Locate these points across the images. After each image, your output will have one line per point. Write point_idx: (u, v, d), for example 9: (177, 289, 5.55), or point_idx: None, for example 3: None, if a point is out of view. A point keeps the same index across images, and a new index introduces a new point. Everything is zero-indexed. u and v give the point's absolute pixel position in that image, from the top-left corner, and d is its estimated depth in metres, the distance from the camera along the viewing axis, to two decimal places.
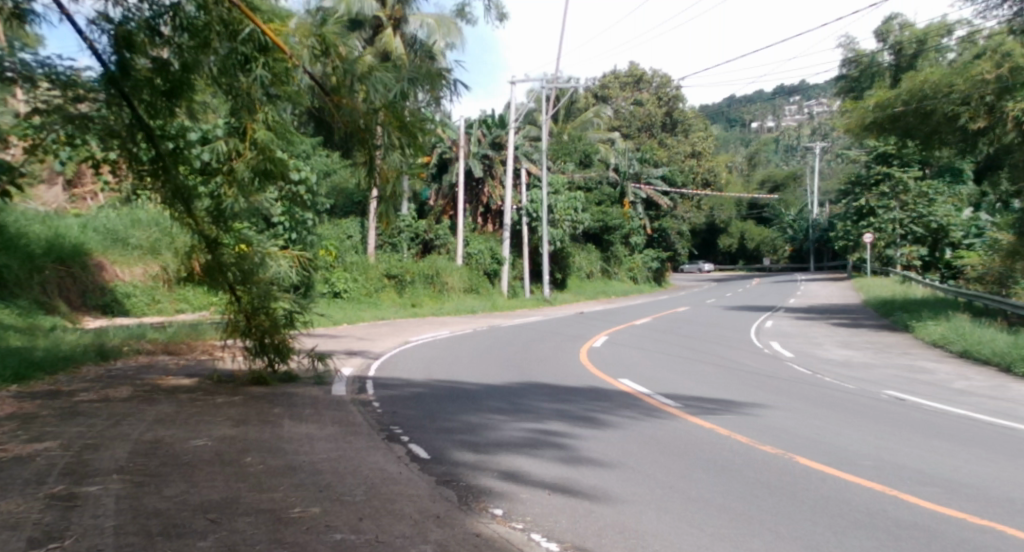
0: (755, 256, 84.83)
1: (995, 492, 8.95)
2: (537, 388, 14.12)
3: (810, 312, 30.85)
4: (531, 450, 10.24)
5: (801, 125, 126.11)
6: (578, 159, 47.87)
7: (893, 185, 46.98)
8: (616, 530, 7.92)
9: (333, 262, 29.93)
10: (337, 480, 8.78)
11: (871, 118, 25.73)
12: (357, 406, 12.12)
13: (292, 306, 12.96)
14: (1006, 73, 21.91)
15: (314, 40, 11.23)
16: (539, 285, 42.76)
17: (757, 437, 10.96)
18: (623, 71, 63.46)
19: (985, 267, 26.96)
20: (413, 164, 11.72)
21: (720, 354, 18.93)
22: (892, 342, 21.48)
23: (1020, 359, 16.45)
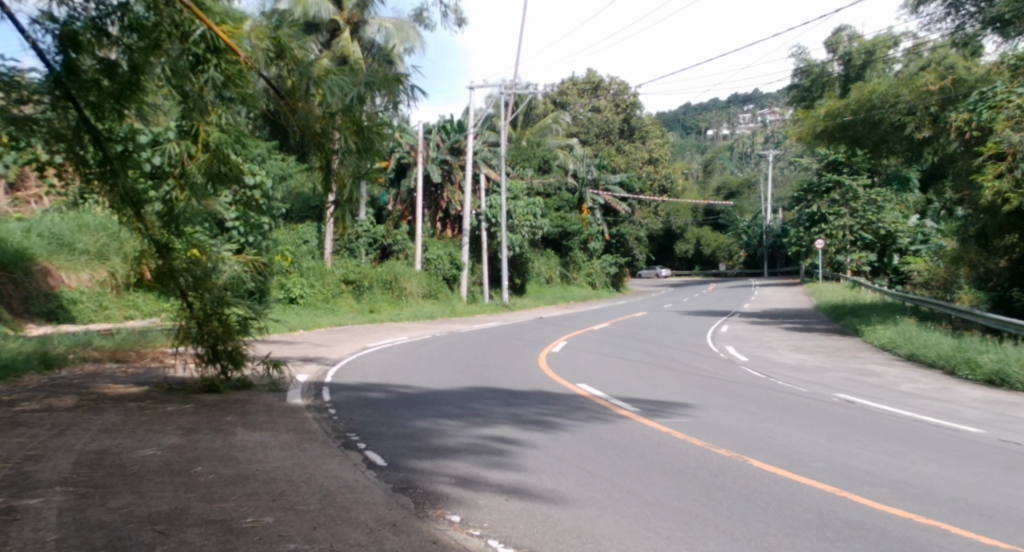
0: (711, 261, 85.72)
1: (942, 491, 9.06)
2: (492, 393, 14.04)
3: (764, 317, 31.10)
4: (485, 455, 10.17)
5: (755, 132, 127.71)
6: (537, 165, 47.88)
7: (843, 193, 47.21)
8: (572, 535, 7.85)
9: (289, 268, 29.62)
10: (291, 488, 8.64)
11: (822, 127, 26.04)
12: (312, 414, 11.95)
13: (246, 311, 12.79)
14: (949, 85, 22.45)
15: (269, 42, 11.15)
16: (498, 290, 42.67)
17: (712, 440, 10.97)
18: (581, 78, 63.85)
19: (932, 272, 27.45)
20: (370, 169, 11.47)
21: (675, 358, 19.00)
22: (842, 346, 21.71)
23: (962, 362, 16.74)
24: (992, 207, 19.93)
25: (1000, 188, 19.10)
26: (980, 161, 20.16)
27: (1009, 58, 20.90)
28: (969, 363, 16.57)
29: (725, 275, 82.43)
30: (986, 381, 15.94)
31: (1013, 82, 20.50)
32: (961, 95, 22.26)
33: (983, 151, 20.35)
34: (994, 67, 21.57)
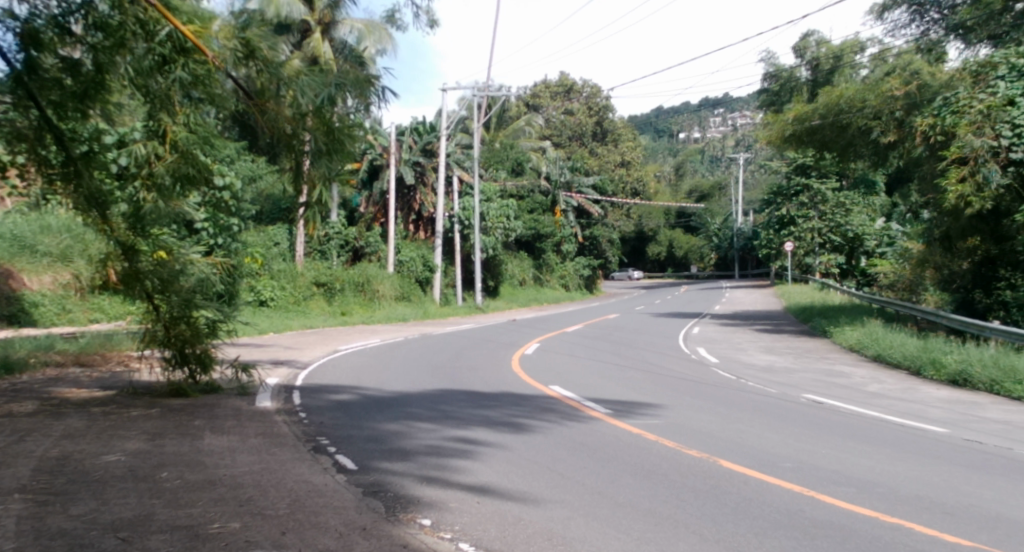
0: (683, 263, 86.17)
1: (907, 490, 9.10)
2: (463, 395, 13.96)
3: (734, 319, 31.21)
4: (455, 457, 10.11)
5: (726, 136, 128.60)
6: (510, 168, 47.91)
7: (812, 196, 47.79)
8: (543, 537, 7.81)
9: (259, 270, 29.43)
10: (260, 493, 8.54)
11: (791, 131, 26.17)
12: (282, 417, 11.82)
13: (215, 314, 12.58)
14: (914, 91, 22.59)
15: (236, 42, 11.02)
16: (471, 292, 42.61)
17: (682, 441, 10.97)
18: (554, 80, 63.94)
19: (899, 274, 27.76)
20: (341, 171, 11.44)
21: (647, 360, 19.02)
22: (810, 347, 21.83)
23: (928, 363, 16.88)
24: (956, 211, 20.14)
25: (963, 192, 19.33)
26: (943, 165, 20.32)
27: (970, 64, 21.14)
28: (934, 363, 16.71)
29: (696, 277, 82.85)
30: (950, 381, 16.09)
31: (975, 87, 20.69)
32: (926, 101, 22.48)
33: (946, 155, 20.52)
34: (956, 73, 21.79)
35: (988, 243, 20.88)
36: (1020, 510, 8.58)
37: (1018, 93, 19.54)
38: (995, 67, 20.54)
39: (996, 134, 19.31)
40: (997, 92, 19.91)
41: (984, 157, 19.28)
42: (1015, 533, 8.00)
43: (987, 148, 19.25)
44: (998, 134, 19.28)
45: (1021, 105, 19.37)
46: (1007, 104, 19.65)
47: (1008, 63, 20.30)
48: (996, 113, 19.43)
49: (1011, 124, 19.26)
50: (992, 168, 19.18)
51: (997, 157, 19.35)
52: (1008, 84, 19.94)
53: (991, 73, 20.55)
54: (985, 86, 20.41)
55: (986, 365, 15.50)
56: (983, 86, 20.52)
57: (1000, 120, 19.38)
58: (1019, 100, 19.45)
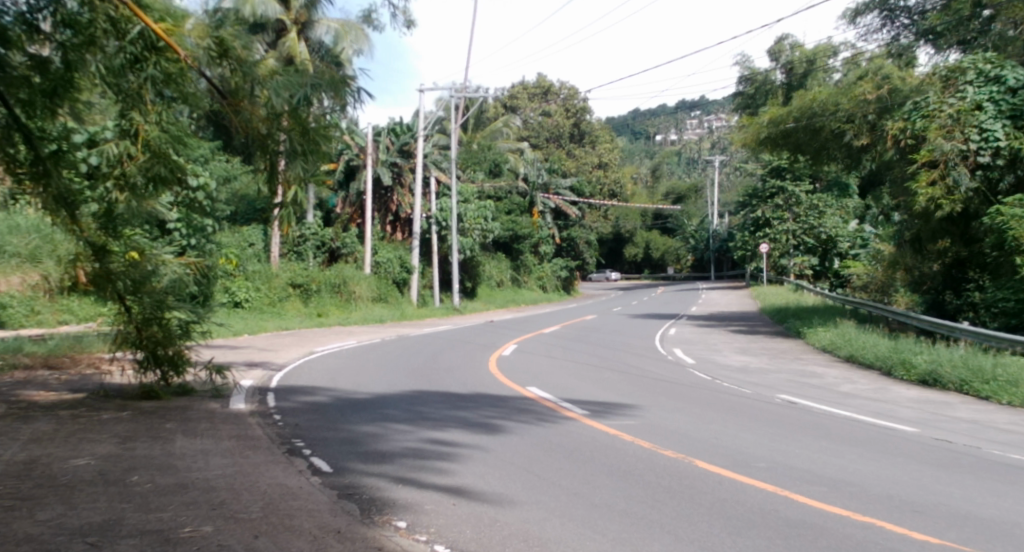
0: (660, 265, 86.47)
1: (879, 489, 9.13)
2: (438, 396, 13.90)
3: (710, 320, 31.32)
4: (430, 459, 10.05)
5: (703, 138, 129.09)
6: (488, 169, 47.84)
7: (786, 198, 48.02)
8: (519, 538, 7.77)
9: (234, 271, 29.22)
10: (233, 496, 8.44)
11: (765, 133, 26.19)
12: (255, 420, 11.71)
13: (188, 315, 12.46)
14: (886, 94, 22.82)
15: (210, 41, 10.87)
16: (448, 293, 42.52)
17: (658, 441, 10.96)
18: (531, 82, 64.01)
19: (872, 275, 27.94)
20: (317, 172, 11.37)
21: (623, 361, 19.02)
22: (785, 348, 21.93)
23: (899, 363, 16.98)
24: (926, 214, 20.42)
25: (934, 195, 19.47)
26: (913, 168, 20.43)
27: (940, 69, 21.09)
28: (904, 363, 16.82)
29: (673, 279, 83.10)
30: (920, 381, 16.19)
31: (945, 92, 20.64)
32: (897, 104, 22.67)
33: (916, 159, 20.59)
34: (926, 78, 21.91)
35: (957, 245, 21.08)
36: (991, 509, 8.61)
37: (986, 98, 19.59)
38: (964, 71, 20.45)
39: (965, 138, 19.44)
40: (966, 96, 19.95)
41: (954, 161, 19.46)
42: (985, 531, 8.03)
43: (956, 152, 19.40)
44: (967, 138, 19.42)
45: (989, 109, 19.45)
46: (975, 108, 19.72)
47: (976, 69, 20.29)
48: (965, 117, 19.52)
49: (979, 128, 19.43)
50: (962, 172, 19.39)
51: (966, 161, 19.59)
52: (977, 89, 19.94)
53: (961, 78, 20.50)
54: (954, 90, 20.39)
55: (955, 365, 15.61)
56: (952, 91, 20.50)
57: (969, 124, 19.48)
58: (987, 105, 19.53)
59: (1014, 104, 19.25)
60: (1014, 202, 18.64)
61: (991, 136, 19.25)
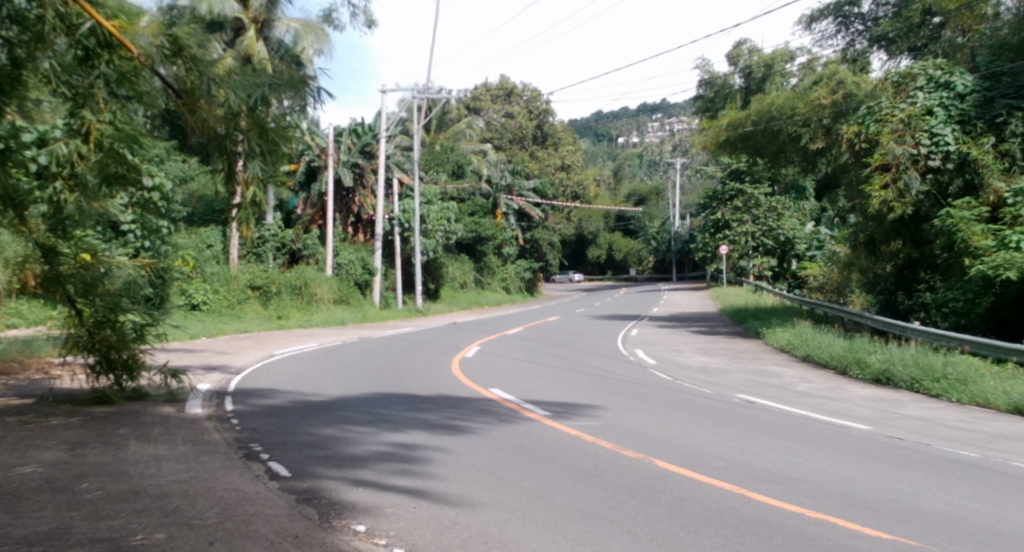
0: (622, 266, 86.88)
1: (833, 486, 9.18)
2: (399, 398, 13.80)
3: (671, 321, 31.48)
4: (388, 461, 9.92)
5: (663, 141, 130.08)
6: (450, 170, 47.67)
7: (745, 200, 48.46)
8: (480, 541, 7.70)
9: (191, 273, 28.91)
10: (186, 503, 8.28)
11: (724, 137, 26.20)
12: (212, 424, 11.53)
13: (143, 318, 12.32)
14: (841, 99, 22.95)
15: (164, 39, 10.72)
16: (411, 294, 42.37)
17: (618, 441, 10.94)
18: (494, 84, 64.08)
19: (828, 277, 28.28)
20: (275, 173, 11.22)
21: (584, 362, 19.03)
22: (744, 348, 22.09)
23: (854, 362, 17.13)
24: (880, 215, 20.60)
25: (886, 198, 19.67)
26: (867, 171, 20.63)
27: (892, 75, 21.25)
28: (859, 363, 16.96)
29: (635, 280, 83.56)
30: (874, 380, 16.34)
31: (896, 97, 20.84)
32: (851, 109, 22.86)
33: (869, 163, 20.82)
34: (879, 84, 22.00)
35: (909, 246, 21.28)
36: (940, 504, 8.67)
37: (936, 103, 19.86)
38: (914, 77, 20.76)
39: (916, 142, 19.70)
40: (916, 102, 20.19)
41: (904, 164, 19.68)
42: (933, 527, 8.09)
43: (907, 156, 19.61)
44: (918, 142, 19.67)
45: (939, 114, 19.71)
46: (925, 114, 19.98)
47: (926, 75, 20.58)
48: (916, 121, 19.78)
49: (929, 133, 19.67)
50: (912, 176, 19.63)
51: (917, 165, 19.81)
52: (927, 94, 20.19)
53: (911, 84, 20.76)
54: (905, 96, 20.63)
55: (907, 364, 15.78)
56: (903, 97, 20.72)
57: (919, 129, 19.72)
58: (937, 110, 19.80)
59: (962, 109, 19.57)
60: (962, 205, 18.85)
61: (941, 140, 19.48)
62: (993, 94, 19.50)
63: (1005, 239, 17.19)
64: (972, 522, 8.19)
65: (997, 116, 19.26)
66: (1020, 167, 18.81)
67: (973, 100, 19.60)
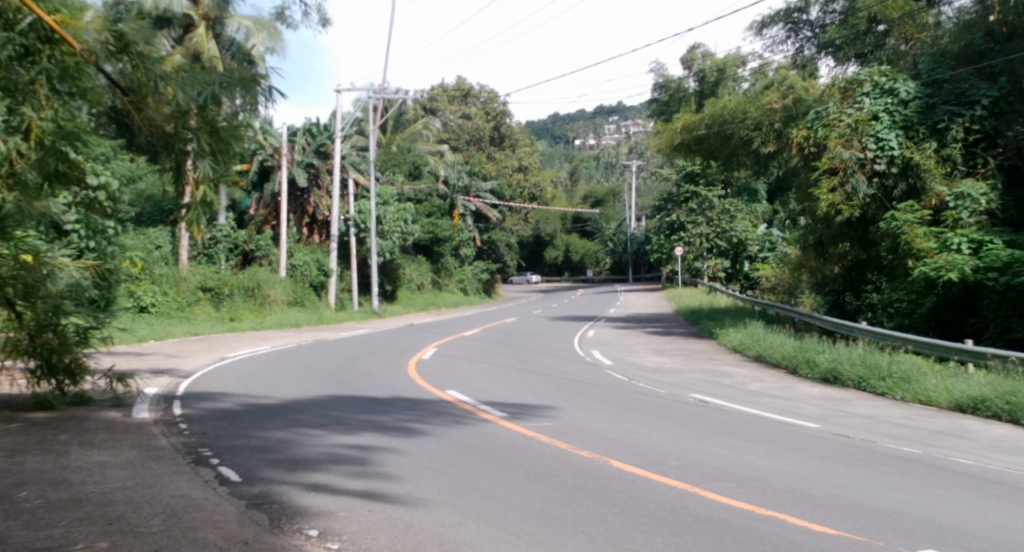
0: (580, 267, 87.13)
1: (784, 484, 9.18)
2: (352, 401, 13.62)
3: (628, 322, 31.55)
4: (338, 464, 9.75)
5: (620, 143, 130.82)
6: (407, 171, 47.43)
7: (699, 203, 48.94)
8: (434, 543, 7.57)
9: (139, 275, 28.40)
10: (131, 510, 8.06)
11: (679, 140, 26.34)
12: (159, 429, 11.28)
13: (87, 322, 12.14)
14: (791, 104, 23.26)
15: (109, 35, 10.43)
16: (368, 296, 42.11)
17: (573, 441, 10.87)
18: (451, 84, 63.92)
19: (780, 278, 28.58)
20: (226, 172, 11.04)
21: (540, 363, 18.97)
22: (698, 348, 22.19)
23: (804, 362, 17.23)
24: (828, 218, 20.76)
25: (834, 200, 19.97)
26: (815, 175, 20.82)
27: (838, 81, 21.41)
28: (808, 362, 17.08)
29: (593, 281, 83.89)
30: (822, 379, 16.44)
31: (843, 102, 20.98)
32: (801, 114, 23.15)
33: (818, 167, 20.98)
34: (827, 90, 22.16)
35: (856, 248, 21.48)
36: (886, 500, 8.71)
37: (881, 109, 20.03)
38: (860, 83, 20.85)
39: (863, 147, 19.87)
40: (863, 107, 20.32)
41: (852, 168, 19.93)
42: (880, 522, 8.12)
43: (854, 161, 19.86)
44: (864, 147, 19.83)
45: (884, 120, 19.89)
46: (871, 119, 20.15)
47: (872, 81, 20.70)
48: (862, 127, 19.92)
49: (875, 138, 19.84)
50: (860, 180, 19.87)
51: (863, 169, 20.03)
52: (873, 100, 20.34)
53: (858, 89, 20.85)
54: (852, 101, 20.74)
55: (854, 363, 15.91)
56: (850, 102, 20.84)
57: (866, 134, 19.88)
58: (882, 116, 19.97)
59: (906, 115, 19.75)
60: (906, 208, 19.12)
61: (886, 145, 19.66)
62: (934, 101, 19.76)
63: (946, 240, 17.67)
64: (916, 517, 8.24)
65: (940, 122, 19.53)
66: (961, 171, 19.21)
67: (916, 106, 19.81)
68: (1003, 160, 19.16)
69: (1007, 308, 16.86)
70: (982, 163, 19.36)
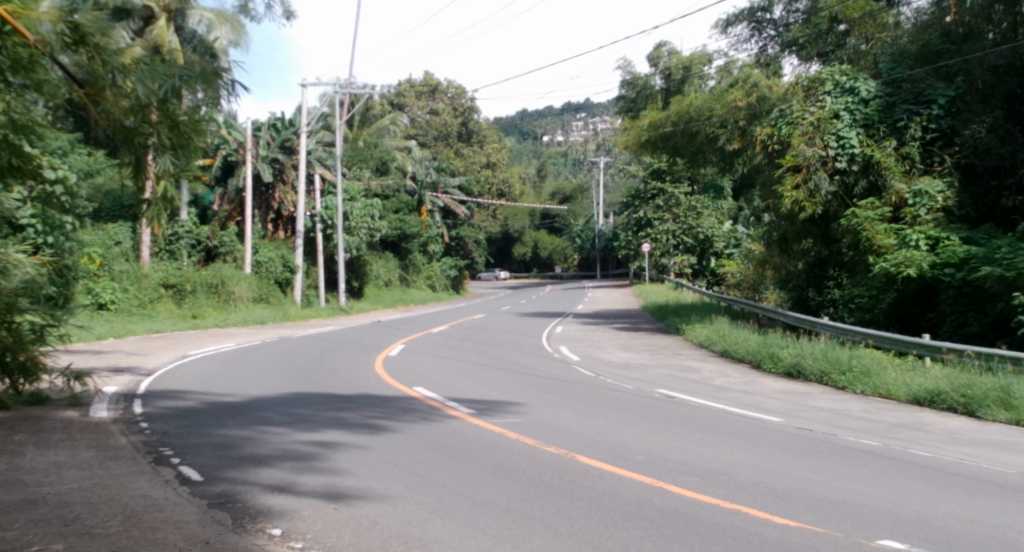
0: (548, 263, 87.22)
1: (748, 477, 9.18)
2: (317, 398, 13.45)
3: (596, 318, 31.56)
4: (301, 462, 9.61)
5: (588, 140, 131.08)
6: (374, 166, 47.08)
7: (666, 199, 49.19)
8: (399, 540, 7.48)
9: (98, 271, 27.93)
10: (88, 511, 7.89)
11: (646, 137, 26.31)
12: (119, 428, 11.06)
13: (43, 319, 11.93)
14: (755, 102, 23.39)
15: (64, 26, 10.11)
16: (335, 293, 41.83)
17: (539, 437, 10.80)
18: (418, 80, 63.55)
19: (745, 274, 28.73)
20: (187, 166, 11.08)
21: (507, 359, 18.87)
22: (664, 344, 22.21)
23: (768, 356, 17.29)
24: (791, 214, 20.80)
25: (797, 198, 19.98)
26: (779, 172, 20.86)
27: (801, 79, 21.52)
28: (772, 357, 17.15)
29: (561, 278, 84.00)
30: (786, 374, 16.51)
31: (806, 100, 21.08)
32: (765, 111, 23.31)
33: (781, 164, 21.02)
34: (790, 88, 22.29)
35: (819, 245, 21.56)
36: (851, 493, 8.73)
37: (842, 107, 20.15)
38: (823, 82, 21.00)
39: (824, 145, 19.95)
40: (825, 105, 20.44)
41: (814, 165, 19.96)
42: (844, 514, 8.14)
43: (817, 158, 19.90)
44: (826, 145, 19.92)
45: (845, 118, 20.01)
46: (833, 117, 20.26)
47: (833, 80, 20.86)
48: (824, 125, 20.04)
49: (836, 136, 19.95)
50: (822, 177, 19.91)
51: (825, 166, 20.10)
52: (834, 99, 20.47)
53: (820, 88, 20.99)
54: (814, 99, 20.87)
55: (816, 358, 16.00)
56: (813, 100, 20.97)
57: (828, 132, 20.00)
58: (843, 114, 20.08)
59: (867, 114, 19.88)
60: (867, 205, 19.24)
61: (847, 143, 19.78)
62: (895, 100, 19.90)
63: (906, 237, 17.91)
64: (877, 508, 8.26)
65: (899, 120, 19.65)
66: (919, 169, 19.43)
67: (877, 105, 19.94)
68: (959, 159, 19.21)
69: (963, 303, 17.04)
70: (941, 161, 19.52)
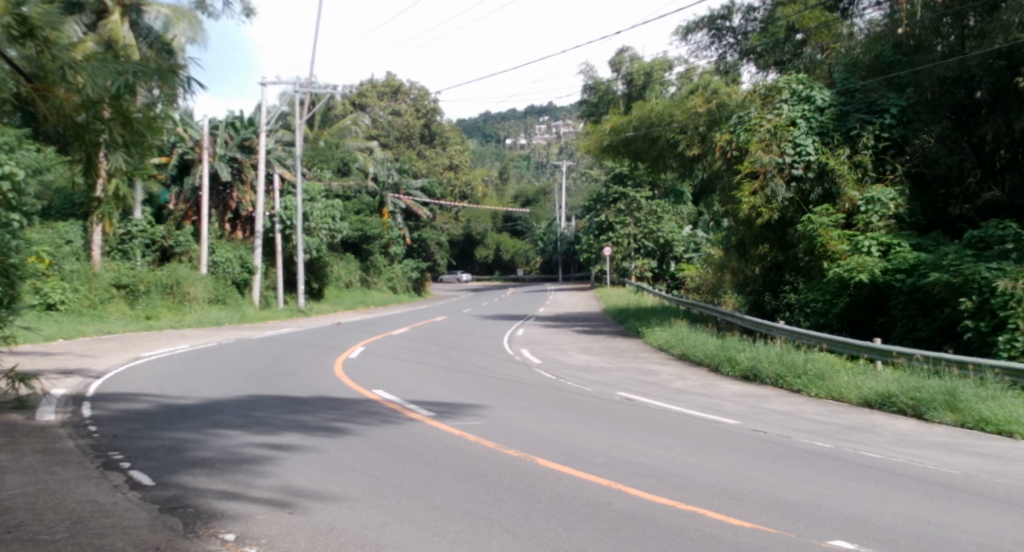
0: (510, 266, 87.26)
1: (705, 479, 9.14)
2: (273, 400, 13.24)
3: (557, 321, 31.52)
4: (255, 465, 9.40)
5: (550, 143, 131.41)
6: (335, 167, 46.70)
7: (627, 203, 49.26)
8: (354, 544, 7.32)
9: (48, 271, 27.32)
10: (32, 517, 7.64)
11: (607, 141, 26.32)
12: (67, 431, 10.78)
13: None
14: (714, 110, 23.52)
15: (11, 18, 9.86)
16: (293, 294, 41.44)
17: (498, 440, 10.69)
18: (380, 81, 63.26)
19: (704, 278, 28.83)
20: (142, 164, 10.84)
21: (466, 361, 18.75)
22: (624, 347, 22.21)
23: (727, 359, 17.32)
24: (748, 220, 20.93)
25: (754, 204, 20.15)
26: (737, 178, 21.00)
27: (759, 87, 21.67)
28: (729, 360, 17.19)
29: (523, 280, 84.03)
30: (743, 377, 16.54)
31: (763, 108, 21.23)
32: (724, 118, 23.45)
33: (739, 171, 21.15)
34: (748, 95, 22.48)
35: (775, 250, 21.68)
36: (812, 495, 8.71)
37: (799, 115, 20.28)
38: (780, 91, 21.14)
39: (781, 152, 20.09)
40: (781, 113, 20.57)
41: (771, 172, 20.10)
42: (805, 515, 8.11)
43: (773, 165, 20.06)
44: (782, 152, 20.05)
45: (802, 126, 20.11)
46: (789, 125, 20.37)
47: (790, 88, 21.00)
48: (781, 132, 20.14)
49: (793, 144, 20.05)
50: (779, 184, 20.04)
51: (782, 173, 20.22)
52: (790, 107, 20.62)
53: (777, 96, 21.15)
54: (771, 107, 21.01)
55: (773, 361, 16.07)
56: (770, 108, 21.12)
57: (784, 140, 20.10)
58: (799, 122, 20.20)
59: (821, 122, 20.01)
60: (821, 211, 19.39)
61: (803, 150, 19.90)
62: (848, 109, 20.05)
63: (858, 243, 18.09)
64: (834, 510, 8.25)
65: (852, 129, 19.76)
66: (871, 177, 19.55)
67: (831, 113, 20.09)
68: (909, 167, 19.45)
69: (913, 308, 17.18)
70: (892, 169, 19.66)
